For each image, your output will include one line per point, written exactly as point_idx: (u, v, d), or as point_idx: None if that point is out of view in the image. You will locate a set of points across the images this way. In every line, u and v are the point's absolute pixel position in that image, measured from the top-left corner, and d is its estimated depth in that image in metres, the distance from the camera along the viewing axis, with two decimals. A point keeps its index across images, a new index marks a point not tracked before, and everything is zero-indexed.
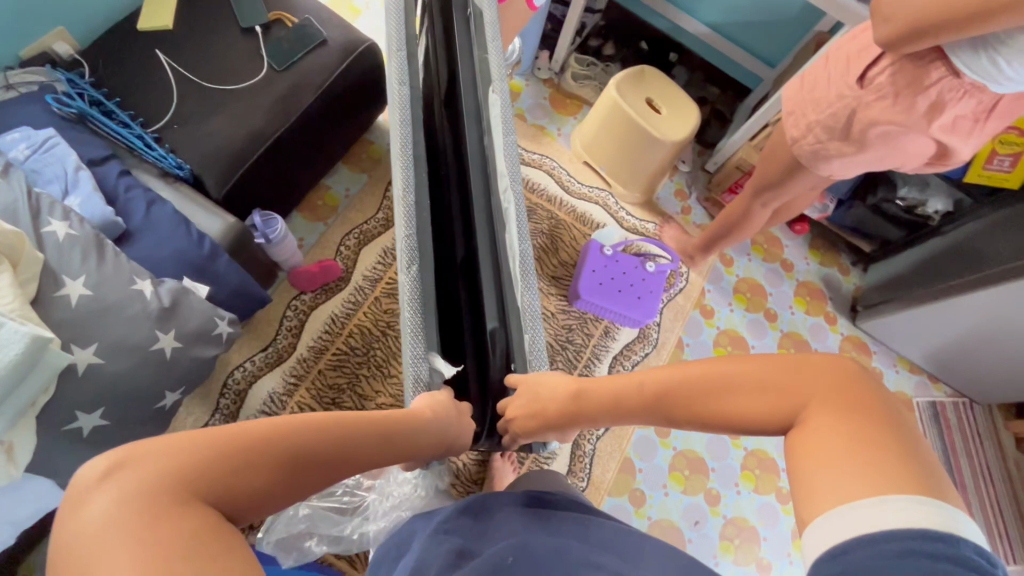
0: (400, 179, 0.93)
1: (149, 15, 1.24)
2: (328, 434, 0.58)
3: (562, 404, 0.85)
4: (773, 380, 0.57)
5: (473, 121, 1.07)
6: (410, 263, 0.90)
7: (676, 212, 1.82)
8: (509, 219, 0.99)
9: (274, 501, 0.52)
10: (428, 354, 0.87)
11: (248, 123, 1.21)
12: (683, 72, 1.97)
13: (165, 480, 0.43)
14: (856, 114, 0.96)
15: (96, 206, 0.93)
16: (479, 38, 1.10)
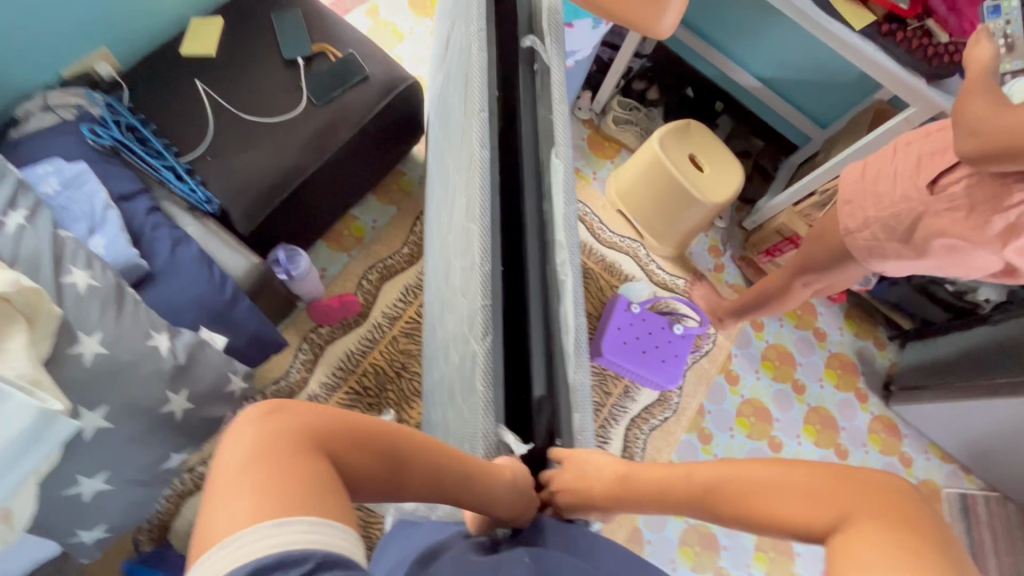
0: (477, 238, 0.85)
1: (193, 41, 1.23)
2: (421, 452, 0.62)
3: (607, 489, 0.79)
4: (819, 487, 0.56)
5: (533, 174, 0.94)
6: (484, 330, 0.80)
7: (708, 268, 1.76)
8: (566, 288, 0.86)
9: (367, 488, 0.56)
10: (496, 425, 0.77)
11: (281, 159, 1.19)
12: (727, 122, 1.92)
13: (300, 432, 0.49)
14: (923, 219, 0.91)
15: (120, 249, 0.91)
16: (543, 92, 0.99)
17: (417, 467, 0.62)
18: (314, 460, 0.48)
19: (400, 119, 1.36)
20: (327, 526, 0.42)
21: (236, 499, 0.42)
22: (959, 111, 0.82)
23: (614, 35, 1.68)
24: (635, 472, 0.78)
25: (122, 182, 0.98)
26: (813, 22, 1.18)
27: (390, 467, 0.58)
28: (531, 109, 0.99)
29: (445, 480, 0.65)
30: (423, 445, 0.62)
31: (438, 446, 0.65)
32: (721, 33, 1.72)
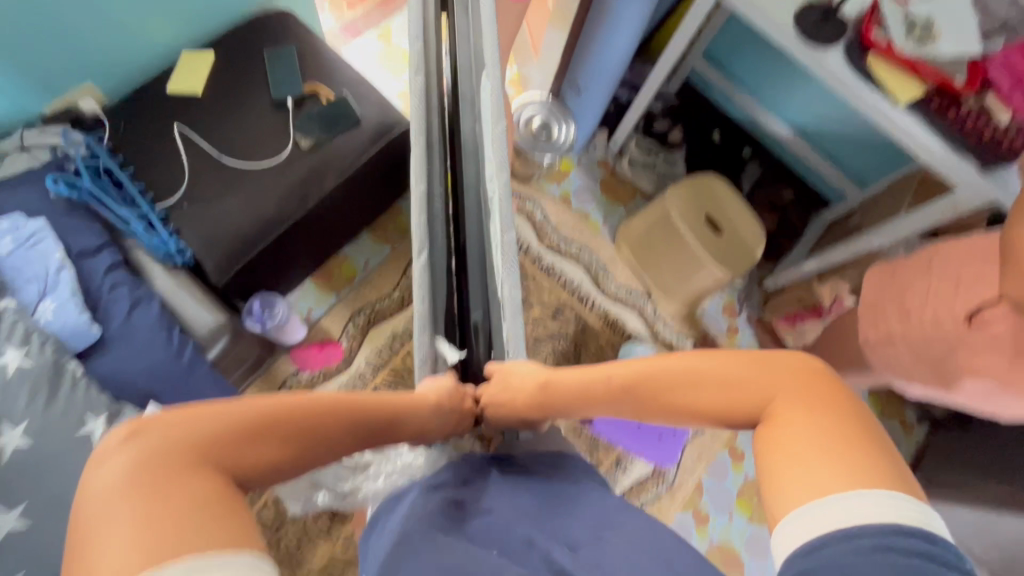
0: (417, 160, 0.82)
1: (182, 78, 1.19)
2: (324, 410, 0.54)
3: (530, 400, 0.72)
4: (744, 377, 0.53)
5: (467, 103, 0.92)
6: (420, 247, 0.80)
7: (721, 330, 1.62)
8: (496, 206, 0.86)
9: (273, 473, 0.48)
10: (431, 335, 0.78)
11: (260, 207, 1.13)
12: (755, 169, 1.74)
13: (166, 454, 0.40)
14: (956, 350, 0.80)
15: (68, 315, 0.87)
16: (474, 22, 0.94)
17: (330, 424, 0.54)
18: (192, 482, 0.39)
19: (393, 163, 1.29)
20: (227, 559, 0.35)
21: (109, 553, 0.35)
22: (1008, 239, 0.69)
23: (633, 74, 1.58)
24: (556, 380, 0.70)
25: (84, 237, 0.94)
26: (852, 91, 1.02)
27: (296, 442, 0.51)
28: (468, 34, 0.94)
29: (368, 426, 0.60)
30: (324, 405, 0.54)
31: (345, 399, 0.57)
32: (751, 77, 1.58)
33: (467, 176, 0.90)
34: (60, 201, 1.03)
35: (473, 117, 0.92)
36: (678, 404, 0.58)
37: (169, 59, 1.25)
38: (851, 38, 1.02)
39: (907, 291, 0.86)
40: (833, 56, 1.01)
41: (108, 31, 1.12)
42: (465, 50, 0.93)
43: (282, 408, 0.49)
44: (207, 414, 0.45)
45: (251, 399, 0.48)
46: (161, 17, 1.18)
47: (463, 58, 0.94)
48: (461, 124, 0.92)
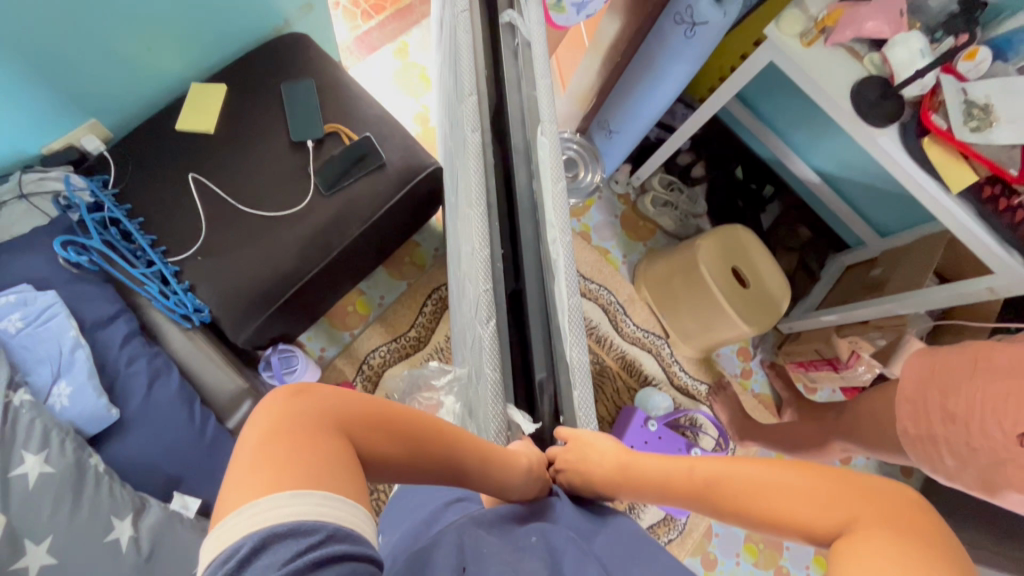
0: (477, 220, 0.65)
1: (192, 114, 1.10)
2: (440, 443, 0.50)
3: (607, 478, 0.63)
4: (826, 493, 0.48)
5: (522, 153, 0.73)
6: (489, 314, 0.63)
7: (735, 373, 1.63)
8: (559, 266, 0.67)
9: (379, 471, 0.46)
10: (503, 403, 0.63)
11: (279, 261, 1.05)
12: (775, 209, 1.72)
13: (326, 418, 0.42)
14: (1004, 465, 0.84)
15: (86, 399, 0.81)
16: (526, 71, 0.76)
17: (434, 458, 0.50)
18: (332, 444, 0.40)
19: (417, 207, 1.22)
20: (337, 499, 0.35)
21: (245, 477, 0.36)
22: None
23: (668, 115, 1.52)
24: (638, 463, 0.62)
25: (97, 306, 0.90)
26: (904, 172, 1.01)
27: (406, 456, 0.48)
28: (517, 81, 0.76)
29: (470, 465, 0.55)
30: (443, 433, 0.51)
31: (463, 430, 0.54)
32: (780, 119, 1.53)
33: (525, 230, 0.71)
34: (69, 267, 0.94)
35: (531, 168, 0.72)
36: (751, 511, 0.52)
37: (177, 89, 1.16)
38: (908, 118, 1.00)
39: (951, 394, 0.91)
40: (888, 135, 0.99)
41: (113, 64, 1.02)
42: (516, 95, 0.75)
43: (417, 420, 0.49)
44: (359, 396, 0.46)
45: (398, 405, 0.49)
46: (170, 47, 1.09)
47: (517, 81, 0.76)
48: (515, 179, 0.72)
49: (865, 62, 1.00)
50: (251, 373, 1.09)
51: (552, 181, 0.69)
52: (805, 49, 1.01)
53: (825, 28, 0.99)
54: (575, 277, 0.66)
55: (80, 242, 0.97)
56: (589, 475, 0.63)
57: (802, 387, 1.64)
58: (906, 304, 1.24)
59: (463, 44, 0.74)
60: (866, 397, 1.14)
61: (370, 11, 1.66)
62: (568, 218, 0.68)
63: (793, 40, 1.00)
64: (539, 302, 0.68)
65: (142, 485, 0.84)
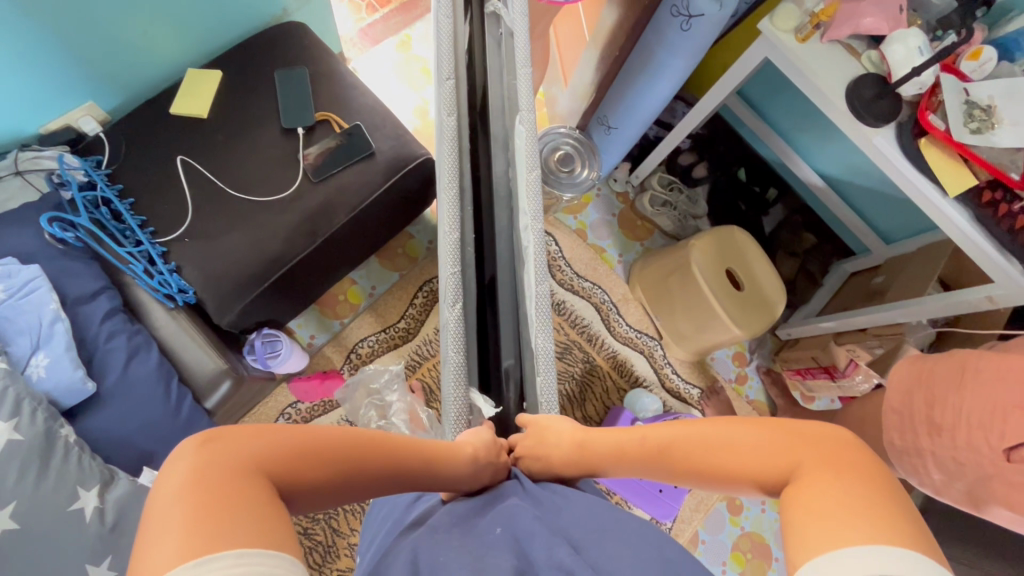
0: (448, 202, 0.63)
1: (186, 98, 1.12)
2: (369, 449, 0.49)
3: (566, 460, 0.61)
4: (761, 442, 0.50)
5: (500, 140, 0.70)
6: (455, 298, 0.61)
7: (729, 378, 1.60)
8: (529, 254, 0.65)
9: (311, 499, 0.45)
10: (467, 388, 0.61)
11: (264, 245, 1.06)
12: (779, 212, 1.67)
13: (238, 461, 0.39)
14: (991, 481, 0.80)
15: (62, 372, 0.84)
16: (507, 57, 0.72)
17: (368, 468, 0.49)
18: (251, 489, 0.38)
19: (406, 196, 1.22)
20: (263, 549, 0.34)
21: (159, 545, 0.33)
22: None
23: (668, 113, 1.51)
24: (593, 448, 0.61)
25: (82, 282, 0.92)
26: (899, 173, 0.97)
27: (337, 474, 0.46)
28: (499, 70, 0.72)
29: (414, 472, 0.54)
30: (371, 442, 0.50)
31: (397, 439, 0.53)
32: (784, 120, 1.50)
33: (498, 216, 0.69)
34: (54, 242, 0.97)
35: (509, 158, 0.70)
36: (703, 469, 0.54)
37: (175, 74, 1.18)
38: (905, 118, 0.97)
39: (940, 406, 0.87)
40: (884, 135, 0.96)
41: (110, 48, 1.05)
42: (498, 81, 0.72)
43: (343, 436, 0.48)
44: (270, 431, 0.43)
45: (319, 425, 0.47)
46: (168, 34, 1.11)
47: (496, 60, 0.73)
48: (492, 167, 0.70)
49: (862, 59, 0.97)
50: (234, 355, 1.10)
51: (526, 170, 0.66)
52: (799, 45, 0.98)
53: (820, 23, 0.96)
54: (545, 265, 0.64)
55: (68, 219, 0.99)
56: (548, 459, 0.61)
57: (800, 396, 1.49)
58: (908, 312, 1.19)
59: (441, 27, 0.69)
60: (867, 407, 1.10)
61: (376, 3, 1.67)
62: (540, 206, 0.66)
63: (788, 36, 0.97)
64: (508, 289, 0.66)
65: (112, 459, 0.87)
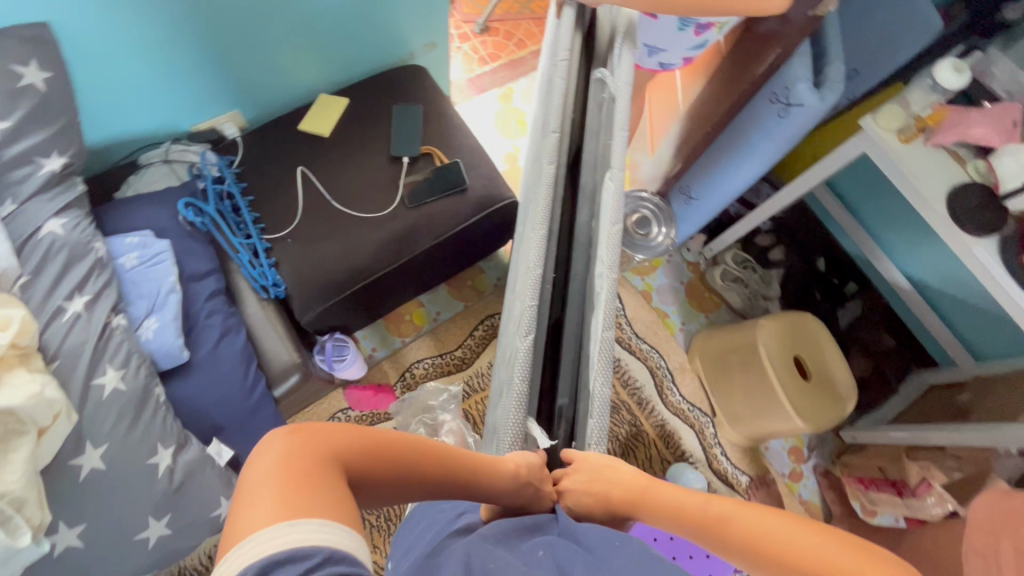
0: (537, 239, 0.68)
1: (314, 118, 1.26)
2: (426, 457, 0.52)
3: (624, 498, 0.62)
4: (825, 550, 0.50)
5: (588, 192, 0.74)
6: (528, 329, 0.64)
7: (783, 473, 1.51)
8: (600, 301, 0.68)
9: (372, 493, 0.48)
10: (524, 415, 0.62)
11: (355, 256, 1.15)
12: (856, 306, 1.60)
13: (316, 449, 0.43)
14: None
15: (166, 337, 0.93)
16: (607, 121, 0.78)
17: (423, 474, 0.52)
18: (330, 476, 0.41)
19: (486, 232, 1.29)
20: (339, 528, 0.36)
21: (252, 510, 0.37)
22: None
23: (752, 193, 1.53)
24: (653, 498, 0.62)
25: (197, 262, 1.03)
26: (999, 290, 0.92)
27: (397, 474, 0.50)
28: (598, 130, 0.77)
29: (460, 482, 0.56)
30: (430, 451, 0.53)
31: (450, 448, 0.55)
32: (873, 217, 1.47)
33: (576, 261, 0.71)
34: (184, 224, 1.09)
35: (594, 209, 0.74)
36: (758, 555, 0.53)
37: (308, 96, 1.34)
38: (1010, 232, 0.93)
39: None
40: (985, 246, 0.92)
41: (264, 68, 1.21)
42: (596, 139, 0.77)
43: (401, 440, 0.51)
44: (347, 427, 0.47)
45: (381, 428, 0.50)
46: (312, 63, 1.28)
47: (596, 120, 0.78)
48: (577, 214, 0.74)
49: (968, 167, 0.96)
50: (305, 353, 1.17)
51: (609, 223, 0.72)
52: (902, 144, 0.97)
53: (926, 128, 0.97)
54: (614, 313, 0.67)
55: (199, 205, 1.12)
56: (606, 498, 0.62)
57: (858, 505, 1.41)
58: (996, 438, 1.10)
59: (556, 88, 0.77)
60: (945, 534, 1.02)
61: (487, 57, 1.83)
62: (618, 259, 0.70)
63: (891, 134, 0.97)
64: (575, 331, 0.69)
65: (188, 425, 0.94)
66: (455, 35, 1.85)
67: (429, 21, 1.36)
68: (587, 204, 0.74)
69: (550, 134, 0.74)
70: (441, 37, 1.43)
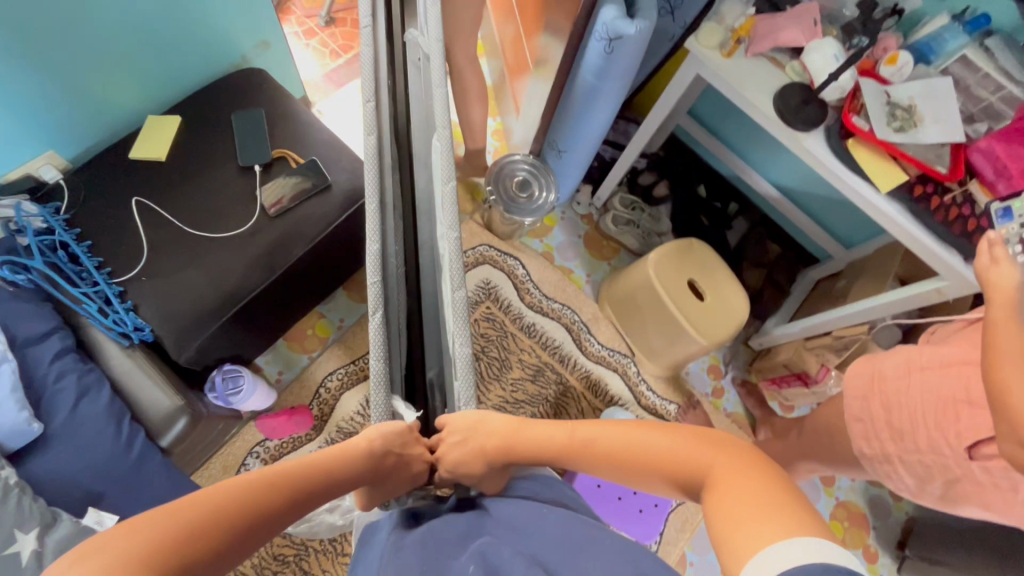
0: (370, 212, 0.63)
1: (144, 143, 1.16)
2: (260, 493, 0.50)
3: (498, 450, 0.60)
4: (682, 451, 0.55)
5: (422, 157, 0.73)
6: (375, 306, 0.60)
7: (706, 392, 1.59)
8: (447, 261, 0.65)
9: (212, 567, 0.46)
10: (388, 395, 0.58)
11: (221, 280, 1.07)
12: (742, 224, 1.71)
13: (104, 568, 0.39)
14: (960, 482, 0.82)
15: (6, 414, 0.83)
16: (427, 81, 0.75)
17: (264, 509, 0.50)
18: None
19: (365, 226, 1.24)
20: None
21: None
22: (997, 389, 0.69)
23: (620, 135, 1.57)
24: (528, 435, 0.62)
25: (32, 324, 0.93)
26: (835, 176, 1.00)
27: (233, 534, 0.47)
28: (421, 94, 0.75)
29: (315, 492, 0.55)
30: (266, 485, 0.51)
31: (289, 472, 0.53)
32: (734, 136, 1.56)
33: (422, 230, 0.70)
34: (3, 284, 1.00)
35: (430, 175, 0.72)
36: (629, 469, 0.58)
37: (137, 121, 1.23)
38: (832, 121, 1.00)
39: (893, 407, 0.87)
40: (815, 138, 0.99)
41: (70, 98, 1.09)
42: (421, 106, 0.75)
43: (223, 497, 0.48)
44: (143, 526, 0.42)
45: (193, 494, 0.47)
46: (128, 84, 1.17)
47: (417, 83, 0.76)
48: (415, 182, 0.73)
49: (786, 69, 1.02)
50: (192, 393, 1.09)
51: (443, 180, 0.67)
52: (724, 59, 1.02)
53: (741, 39, 1.02)
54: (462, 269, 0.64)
55: (20, 262, 1.01)
56: (487, 452, 0.60)
57: (779, 405, 1.58)
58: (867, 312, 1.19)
59: (365, 53, 0.71)
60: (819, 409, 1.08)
61: (338, 49, 1.75)
62: (456, 214, 0.65)
63: (712, 52, 1.02)
64: None
65: (58, 502, 0.86)
66: (299, 32, 1.75)
67: (253, 19, 1.27)
68: (422, 170, 0.73)
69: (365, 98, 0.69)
70: (274, 35, 1.35)
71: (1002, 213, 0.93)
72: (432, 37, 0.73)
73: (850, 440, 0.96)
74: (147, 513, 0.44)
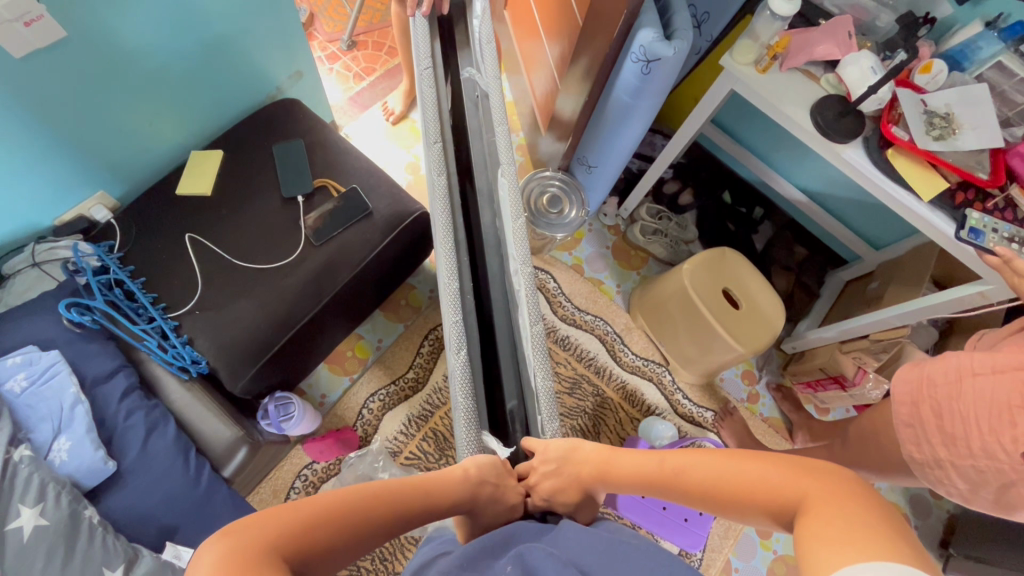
0: (445, 255, 0.66)
1: (189, 178, 1.18)
2: (376, 499, 0.52)
3: (590, 477, 0.65)
4: (776, 476, 0.54)
5: (484, 191, 0.74)
6: (458, 345, 0.63)
7: (741, 398, 1.59)
8: (521, 297, 0.67)
9: (328, 561, 0.47)
10: (477, 430, 0.62)
11: (272, 308, 1.09)
12: (768, 229, 1.72)
13: (248, 546, 0.41)
14: (1017, 488, 0.81)
15: (84, 453, 0.88)
16: (485, 118, 0.77)
17: (376, 517, 0.52)
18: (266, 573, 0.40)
19: (406, 248, 1.26)
20: None
21: None
22: None
23: (647, 146, 1.61)
24: (614, 463, 0.65)
25: (98, 363, 0.98)
26: (876, 185, 1.01)
27: (347, 535, 0.49)
28: (480, 129, 0.76)
29: (417, 511, 0.55)
30: (374, 495, 0.52)
31: (396, 485, 0.55)
32: (759, 143, 1.58)
33: (489, 267, 0.72)
34: (73, 327, 1.01)
35: (494, 209, 0.73)
36: (719, 500, 0.58)
37: (179, 156, 1.26)
38: (871, 132, 1.02)
39: (946, 416, 0.87)
40: (854, 149, 1.00)
41: (119, 138, 1.12)
42: (480, 142, 0.76)
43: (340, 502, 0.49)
44: (277, 516, 0.45)
45: (318, 495, 0.49)
46: (172, 122, 1.20)
47: (473, 119, 0.78)
48: (480, 217, 0.74)
49: (822, 82, 1.04)
50: (247, 421, 1.11)
51: (511, 219, 0.69)
52: (760, 75, 1.04)
53: (777, 54, 1.03)
54: (537, 305, 0.67)
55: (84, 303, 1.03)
56: (580, 476, 0.64)
57: (813, 408, 1.61)
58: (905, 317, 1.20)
59: (427, 97, 0.75)
60: (866, 416, 1.08)
61: (362, 72, 1.78)
62: (527, 250, 0.68)
63: (748, 68, 1.04)
64: (505, 334, 0.69)
65: (133, 537, 0.89)
66: (323, 57, 1.78)
67: (288, 51, 1.31)
68: (487, 205, 0.73)
69: (432, 144, 0.71)
70: (307, 65, 1.38)
71: (971, 233, 0.94)
72: (489, 76, 0.75)
73: (899, 445, 0.96)
74: (280, 505, 0.46)
